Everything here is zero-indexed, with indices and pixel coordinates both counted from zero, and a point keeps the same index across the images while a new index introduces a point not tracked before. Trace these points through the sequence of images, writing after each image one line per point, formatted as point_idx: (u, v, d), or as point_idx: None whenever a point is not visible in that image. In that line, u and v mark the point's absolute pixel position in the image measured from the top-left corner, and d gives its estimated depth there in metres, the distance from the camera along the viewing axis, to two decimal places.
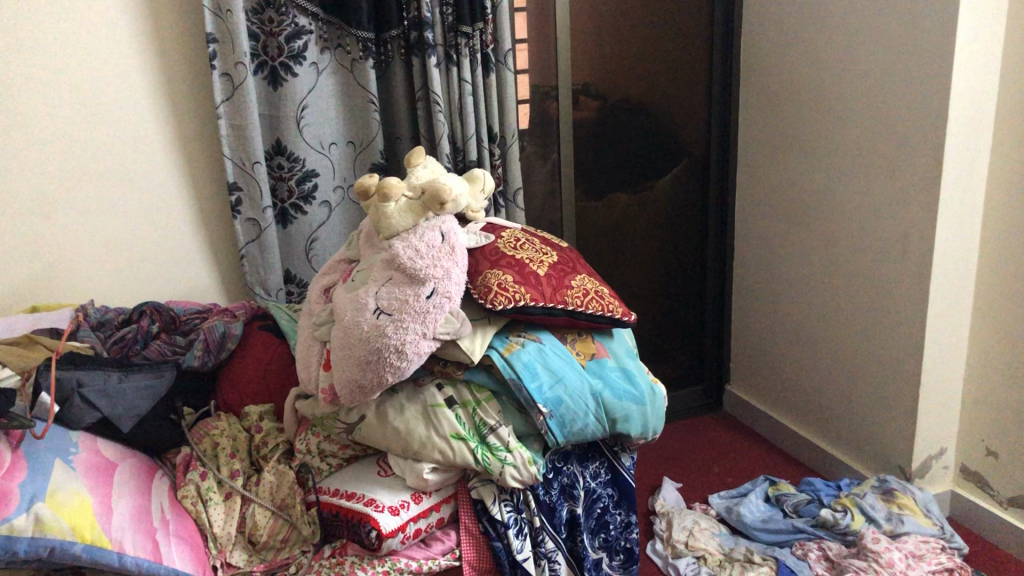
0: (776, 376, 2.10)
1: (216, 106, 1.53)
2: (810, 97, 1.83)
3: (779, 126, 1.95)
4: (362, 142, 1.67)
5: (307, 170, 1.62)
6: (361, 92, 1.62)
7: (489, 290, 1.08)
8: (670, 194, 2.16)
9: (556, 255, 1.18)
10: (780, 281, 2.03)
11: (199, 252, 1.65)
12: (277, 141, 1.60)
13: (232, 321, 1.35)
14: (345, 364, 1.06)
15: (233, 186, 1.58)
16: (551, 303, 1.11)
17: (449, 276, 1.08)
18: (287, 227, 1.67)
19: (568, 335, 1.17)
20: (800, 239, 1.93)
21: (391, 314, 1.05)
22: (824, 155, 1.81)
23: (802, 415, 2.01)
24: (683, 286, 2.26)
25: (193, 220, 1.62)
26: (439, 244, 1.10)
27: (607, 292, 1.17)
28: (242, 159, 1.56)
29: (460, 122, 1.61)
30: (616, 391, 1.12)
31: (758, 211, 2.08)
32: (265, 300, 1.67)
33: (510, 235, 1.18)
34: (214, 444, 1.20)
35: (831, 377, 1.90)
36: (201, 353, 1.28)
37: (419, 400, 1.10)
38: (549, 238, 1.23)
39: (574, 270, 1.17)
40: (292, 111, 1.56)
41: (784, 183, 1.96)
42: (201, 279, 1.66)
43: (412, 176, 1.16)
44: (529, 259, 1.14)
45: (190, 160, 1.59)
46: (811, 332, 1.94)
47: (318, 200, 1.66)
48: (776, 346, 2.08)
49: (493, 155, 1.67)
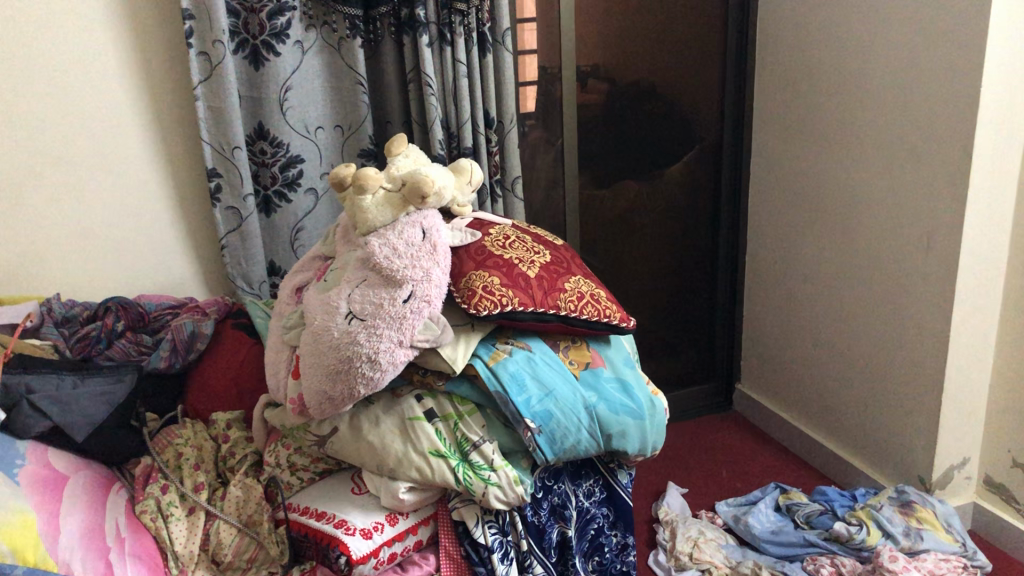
0: (789, 376, 2.00)
1: (193, 86, 1.43)
2: (830, 83, 1.71)
3: (796, 112, 1.84)
4: (350, 126, 1.57)
5: (291, 155, 1.53)
6: (349, 73, 1.52)
7: (473, 294, 0.99)
8: (680, 182, 2.05)
9: (549, 253, 1.08)
10: (795, 276, 1.92)
11: (178, 243, 1.55)
12: (259, 125, 1.50)
13: (203, 320, 1.25)
14: (313, 373, 0.97)
15: (212, 172, 1.49)
16: (542, 308, 1.01)
17: (429, 278, 0.98)
18: (270, 216, 1.57)
19: (562, 342, 1.07)
20: (816, 233, 1.82)
21: (364, 320, 0.95)
22: (843, 145, 1.70)
23: (816, 419, 1.91)
24: (693, 279, 2.16)
25: (172, 209, 1.53)
26: (419, 242, 1.00)
27: (604, 295, 1.07)
28: (222, 144, 1.46)
29: (454, 106, 1.51)
30: (612, 404, 1.02)
31: (773, 202, 1.97)
32: (247, 294, 1.58)
33: (500, 231, 1.08)
34: (178, 454, 1.10)
35: (848, 381, 1.79)
36: (168, 353, 1.19)
37: (396, 413, 1.01)
38: (543, 235, 1.12)
39: (569, 271, 1.07)
40: (275, 92, 1.46)
41: (801, 173, 1.84)
42: (180, 272, 1.57)
43: (392, 166, 1.07)
44: (519, 259, 1.04)
45: (168, 145, 1.50)
46: (827, 332, 1.84)
47: (303, 186, 1.56)
48: (790, 345, 1.97)
49: (490, 142, 1.57)
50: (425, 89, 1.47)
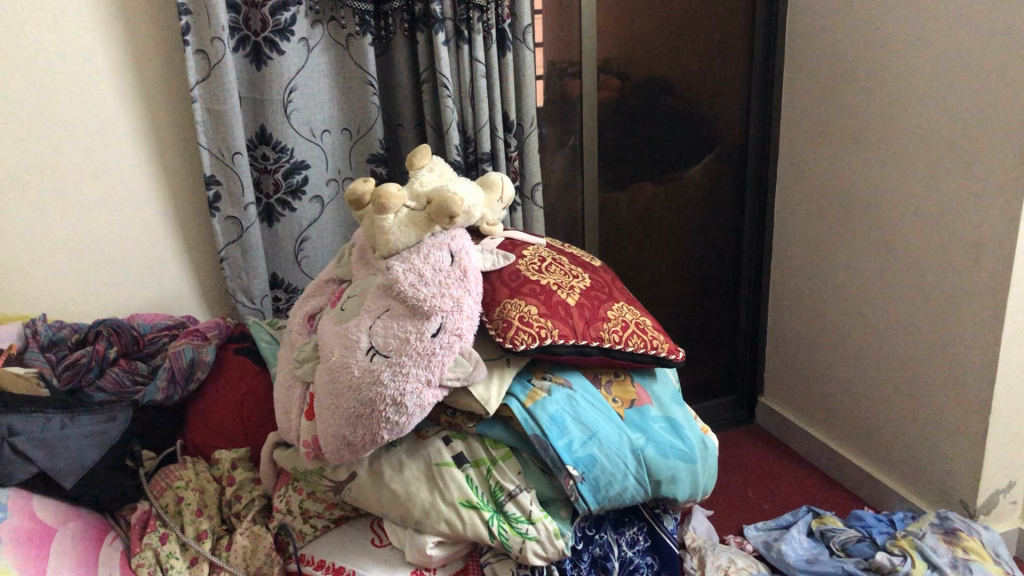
0: (817, 390, 1.90)
1: (190, 87, 1.32)
2: (867, 83, 1.61)
3: (828, 113, 1.74)
4: (359, 130, 1.46)
5: (296, 161, 1.42)
6: (358, 72, 1.42)
7: (508, 325, 0.88)
8: (702, 185, 1.95)
9: (590, 278, 0.98)
10: (825, 286, 1.82)
11: (174, 255, 1.45)
12: (261, 129, 1.39)
13: (204, 346, 1.15)
14: (330, 416, 0.87)
15: (210, 180, 1.38)
16: (584, 340, 0.90)
17: (461, 309, 0.88)
18: (272, 226, 1.47)
19: (603, 376, 0.97)
20: (850, 240, 1.72)
21: (388, 357, 0.85)
22: (881, 148, 1.60)
23: (847, 435, 1.82)
24: (714, 287, 2.06)
25: (167, 219, 1.42)
26: (448, 268, 0.90)
27: (650, 324, 0.97)
28: (221, 149, 1.36)
29: (471, 109, 1.40)
30: (661, 447, 0.92)
31: (802, 207, 1.87)
32: (248, 309, 1.47)
33: (535, 253, 0.98)
34: (178, 498, 0.99)
35: (882, 397, 1.70)
36: (166, 384, 1.08)
37: (422, 458, 0.91)
38: (581, 257, 1.02)
39: (611, 297, 0.97)
40: (279, 93, 1.36)
41: (833, 177, 1.75)
42: (177, 286, 1.46)
43: (415, 181, 0.96)
44: (557, 285, 0.94)
45: (163, 150, 1.39)
46: (859, 345, 1.75)
47: (308, 194, 1.45)
48: (818, 358, 1.88)
49: (509, 146, 1.46)
50: (441, 90, 1.36)
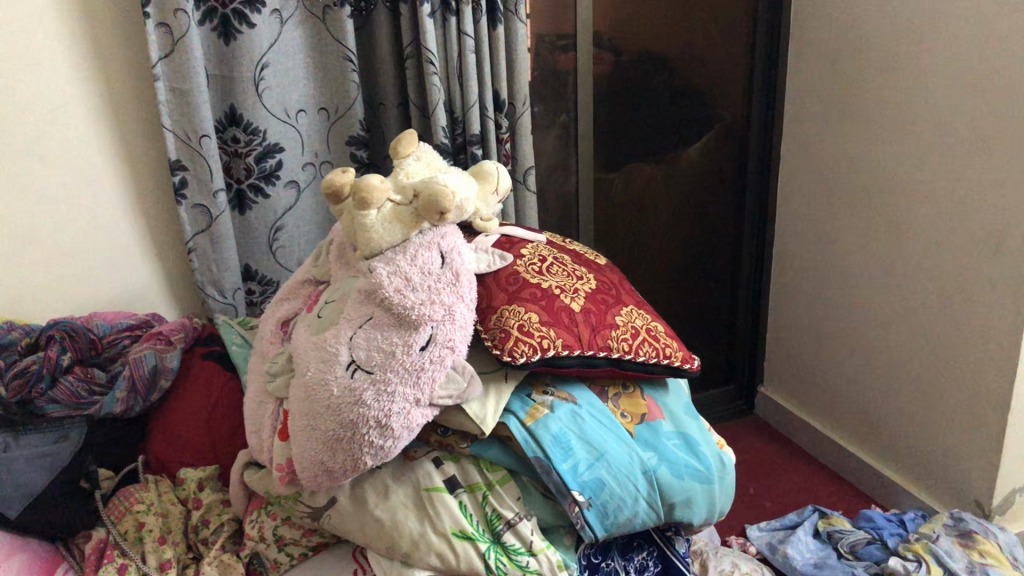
0: (821, 382, 1.83)
1: (151, 64, 1.20)
2: (878, 58, 1.52)
3: (836, 91, 1.64)
4: (337, 109, 1.36)
5: (269, 144, 1.31)
6: (336, 47, 1.31)
7: (506, 335, 0.79)
8: (702, 166, 1.86)
9: (596, 279, 0.88)
10: (831, 273, 1.74)
11: (139, 246, 1.34)
12: (231, 109, 1.28)
13: (168, 351, 1.05)
14: (305, 439, 0.77)
15: (176, 165, 1.27)
16: (591, 351, 0.81)
17: (452, 318, 0.79)
18: (244, 213, 1.36)
19: (610, 388, 0.88)
20: (858, 225, 1.63)
21: (371, 373, 0.75)
22: (892, 129, 1.51)
23: (853, 429, 1.74)
24: (712, 273, 1.98)
25: (131, 207, 1.31)
26: (438, 270, 0.80)
27: (662, 330, 0.88)
28: (187, 131, 1.25)
29: (459, 87, 1.29)
30: (675, 467, 0.83)
31: (806, 190, 1.78)
32: (218, 303, 1.38)
33: (534, 252, 0.88)
34: (139, 524, 0.89)
35: (890, 390, 1.63)
36: (126, 395, 0.98)
37: (410, 481, 0.81)
38: (584, 254, 0.93)
39: (618, 299, 0.87)
40: (249, 70, 1.24)
41: (841, 158, 1.65)
42: (141, 279, 1.35)
43: (401, 171, 0.86)
44: (560, 288, 0.84)
45: (124, 133, 1.27)
46: (866, 335, 1.66)
47: (283, 179, 1.35)
48: (823, 348, 1.80)
49: (500, 128, 1.36)
50: (427, 67, 1.25)
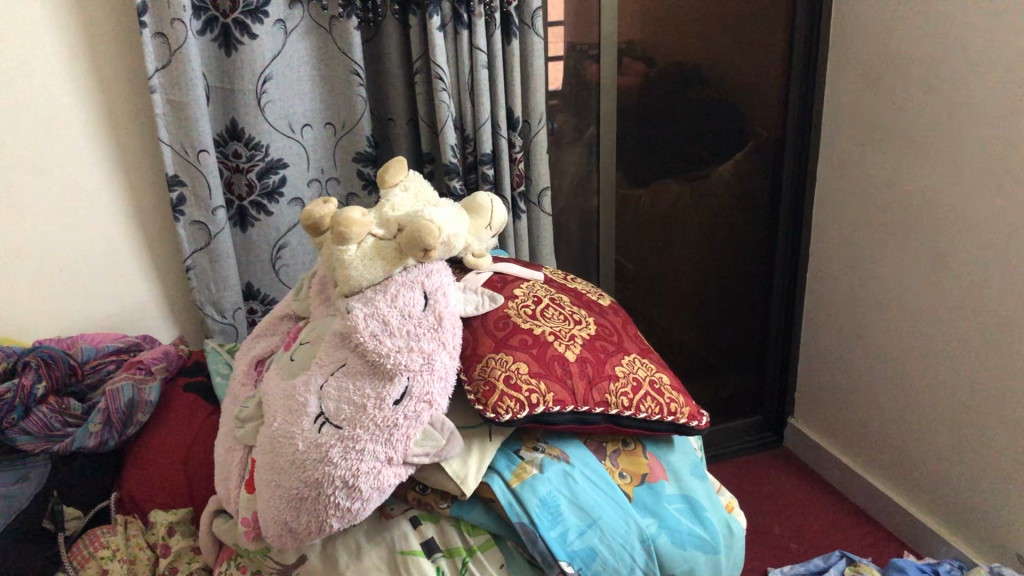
0: (852, 415, 1.73)
1: (148, 75, 1.15)
2: (917, 74, 1.42)
3: (872, 109, 1.55)
4: (344, 125, 1.30)
5: (272, 159, 1.26)
6: (343, 60, 1.25)
7: (491, 388, 0.71)
8: (733, 184, 1.77)
9: (596, 323, 0.80)
10: (867, 301, 1.63)
11: (137, 261, 1.29)
12: (232, 123, 1.23)
13: (147, 382, 0.99)
14: (267, 497, 0.70)
15: (174, 180, 1.22)
16: (585, 407, 0.73)
17: (432, 368, 0.72)
18: (245, 230, 1.30)
19: (609, 444, 0.80)
20: (895, 251, 1.54)
21: (339, 428, 0.69)
22: (932, 150, 1.42)
23: (889, 467, 1.64)
24: (741, 295, 1.90)
25: (129, 222, 1.26)
26: (419, 314, 0.73)
27: (667, 382, 0.80)
28: (184, 145, 1.19)
29: (470, 104, 1.23)
30: (676, 535, 0.75)
31: (840, 213, 1.67)
32: (217, 323, 1.32)
33: (529, 293, 0.80)
34: (104, 570, 0.82)
35: (928, 428, 1.53)
36: (99, 428, 0.93)
37: (385, 542, 0.74)
38: (585, 294, 0.85)
39: (620, 346, 0.80)
40: (250, 83, 1.19)
41: (878, 179, 1.55)
42: (138, 295, 1.30)
43: (385, 203, 0.79)
44: (555, 334, 0.76)
45: (122, 144, 1.22)
46: (902, 368, 1.57)
47: (286, 196, 1.29)
48: (855, 380, 1.71)
49: (514, 146, 1.29)
50: (436, 82, 1.18)
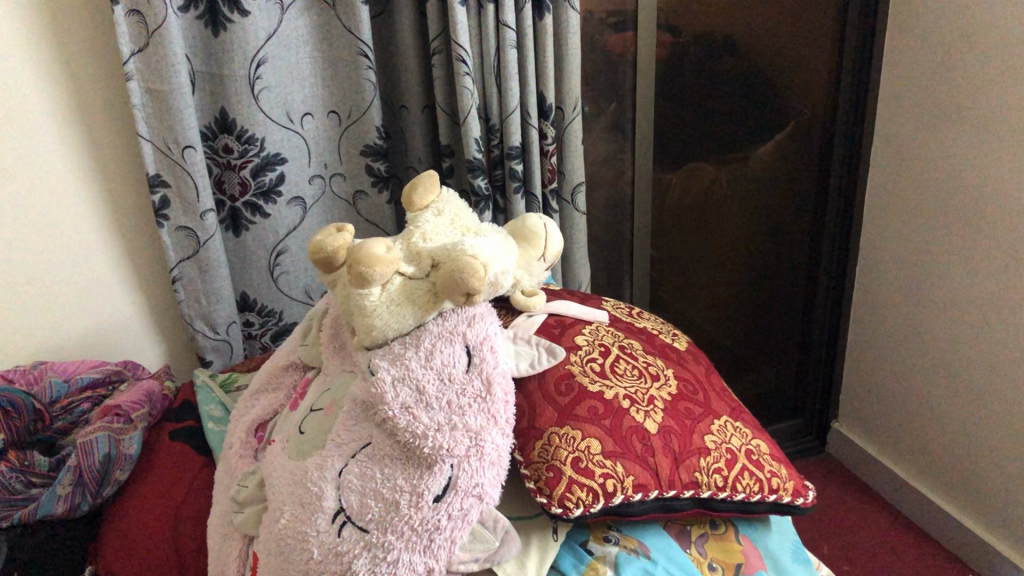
0: (903, 422, 1.57)
1: (122, 59, 0.99)
2: (976, 48, 1.25)
3: (925, 86, 1.37)
4: (350, 113, 1.13)
5: (268, 154, 1.09)
6: (349, 39, 1.08)
7: (555, 473, 0.56)
8: (773, 167, 1.61)
9: (678, 378, 0.65)
10: (918, 298, 1.47)
11: (117, 271, 1.12)
12: (221, 113, 1.06)
13: (126, 433, 0.82)
14: None
15: (155, 180, 1.05)
16: (671, 492, 0.59)
17: (481, 451, 0.56)
18: (239, 235, 1.14)
19: (695, 528, 0.65)
20: (952, 245, 1.36)
21: (365, 532, 0.53)
22: (993, 133, 1.24)
23: (944, 481, 1.49)
24: (780, 288, 1.74)
25: (105, 226, 1.10)
26: (463, 378, 0.58)
27: (766, 450, 0.65)
28: (166, 140, 1.03)
29: (496, 90, 1.06)
30: None
31: (891, 200, 1.50)
32: (209, 340, 1.16)
33: (594, 341, 0.65)
34: None
35: (987, 442, 1.37)
36: (68, 491, 0.76)
37: None
38: (657, 337, 0.70)
39: (707, 407, 0.64)
40: (241, 67, 1.02)
41: (932, 163, 1.38)
42: (122, 311, 1.15)
43: (414, 231, 0.64)
44: (631, 397, 0.61)
45: (97, 139, 1.06)
46: (956, 373, 1.41)
47: (285, 195, 1.13)
48: (904, 385, 1.55)
49: (545, 138, 1.12)
50: (458, 65, 1.02)
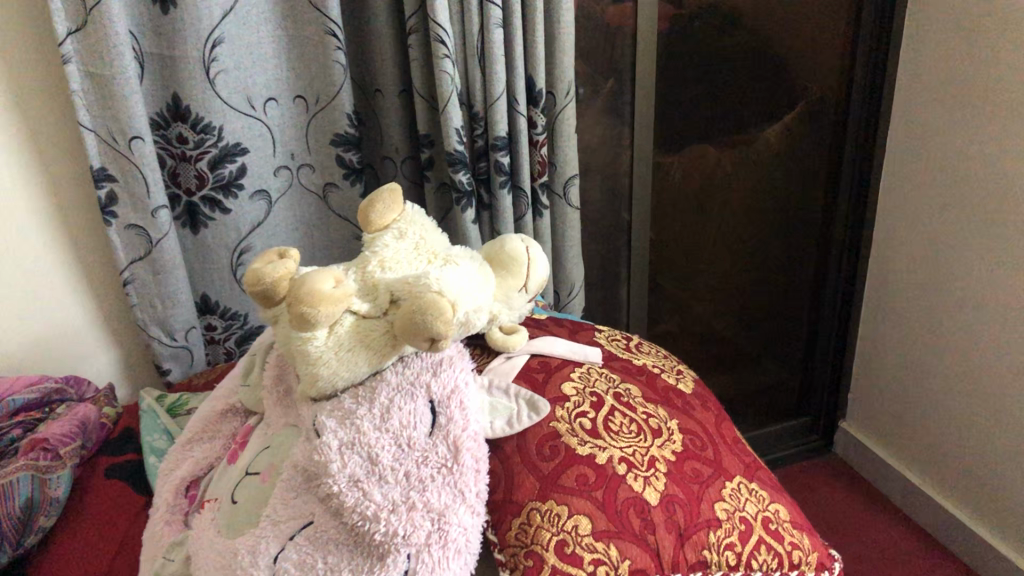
0: (913, 425, 1.47)
1: (58, 40, 0.87)
2: (1000, 26, 1.13)
3: (945, 66, 1.25)
4: (319, 98, 1.02)
5: (227, 144, 0.98)
6: (315, 17, 0.97)
7: (536, 559, 0.46)
8: (781, 149, 1.50)
9: (683, 434, 0.55)
10: (931, 297, 1.36)
11: (63, 270, 1.02)
12: (174, 100, 0.95)
13: (52, 472, 0.72)
14: None
15: (100, 174, 0.94)
16: None
17: (447, 535, 0.46)
18: (196, 232, 1.03)
19: None
20: (968, 240, 1.26)
21: None
22: (1014, 120, 1.13)
23: (956, 490, 1.39)
24: (788, 274, 1.64)
25: (47, 221, 0.99)
26: (425, 443, 0.48)
27: (785, 516, 0.55)
28: (111, 129, 0.92)
29: (480, 74, 0.95)
30: None
31: (907, 193, 1.38)
32: (166, 347, 1.06)
33: (585, 390, 0.55)
34: None
35: (1001, 456, 1.27)
36: None
37: None
38: (659, 380, 0.60)
39: (717, 467, 0.54)
40: (194, 48, 0.91)
41: (949, 150, 1.27)
42: (69, 316, 1.04)
43: (371, 258, 0.53)
44: (629, 459, 0.51)
45: (35, 125, 0.94)
46: (970, 379, 1.31)
47: (248, 189, 1.02)
48: (915, 387, 1.45)
49: (535, 126, 1.01)
50: (436, 47, 0.91)
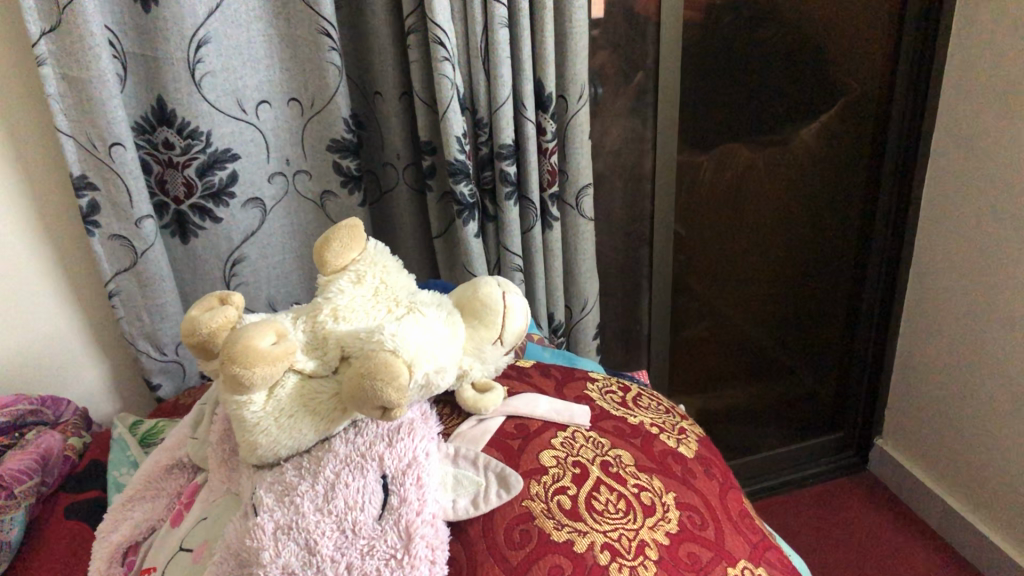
0: (952, 446, 1.38)
1: (31, 40, 0.81)
2: None
3: (995, 63, 1.15)
4: (314, 101, 0.96)
5: (216, 150, 0.92)
6: (309, 15, 0.91)
7: None
8: (817, 147, 1.39)
9: (680, 512, 0.49)
10: (974, 311, 1.27)
11: (47, 278, 0.96)
12: (159, 103, 0.89)
13: (6, 512, 0.67)
14: None
15: (81, 182, 0.89)
16: None
17: None
18: (186, 242, 0.97)
19: None
20: (1014, 252, 1.16)
21: None
22: None
23: (995, 517, 1.30)
24: (822, 280, 1.53)
25: (30, 227, 0.93)
26: (373, 529, 0.42)
27: None
28: (91, 135, 0.86)
29: (484, 78, 0.88)
30: None
31: (951, 201, 1.29)
32: (155, 362, 1.00)
33: (566, 461, 0.49)
34: None
35: None
36: None
37: None
38: (653, 445, 0.54)
39: (716, 551, 0.48)
40: (178, 49, 0.85)
41: (997, 155, 1.17)
42: (56, 325, 0.99)
43: (323, 306, 0.47)
44: (613, 544, 0.45)
45: (14, 126, 0.89)
46: (1013, 401, 1.21)
47: (239, 197, 0.96)
48: (955, 405, 1.35)
49: (545, 133, 0.94)
50: (435, 48, 0.84)
